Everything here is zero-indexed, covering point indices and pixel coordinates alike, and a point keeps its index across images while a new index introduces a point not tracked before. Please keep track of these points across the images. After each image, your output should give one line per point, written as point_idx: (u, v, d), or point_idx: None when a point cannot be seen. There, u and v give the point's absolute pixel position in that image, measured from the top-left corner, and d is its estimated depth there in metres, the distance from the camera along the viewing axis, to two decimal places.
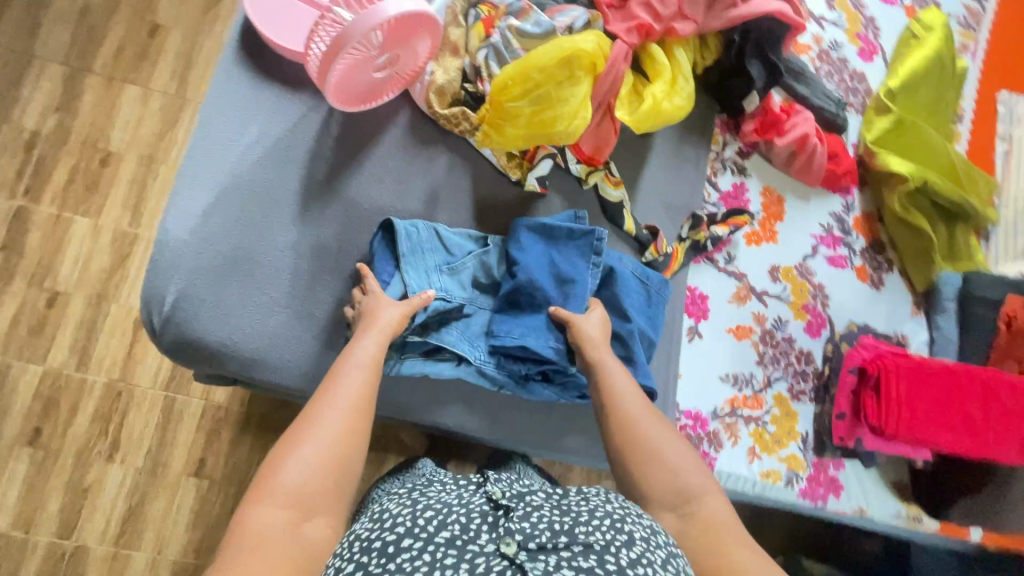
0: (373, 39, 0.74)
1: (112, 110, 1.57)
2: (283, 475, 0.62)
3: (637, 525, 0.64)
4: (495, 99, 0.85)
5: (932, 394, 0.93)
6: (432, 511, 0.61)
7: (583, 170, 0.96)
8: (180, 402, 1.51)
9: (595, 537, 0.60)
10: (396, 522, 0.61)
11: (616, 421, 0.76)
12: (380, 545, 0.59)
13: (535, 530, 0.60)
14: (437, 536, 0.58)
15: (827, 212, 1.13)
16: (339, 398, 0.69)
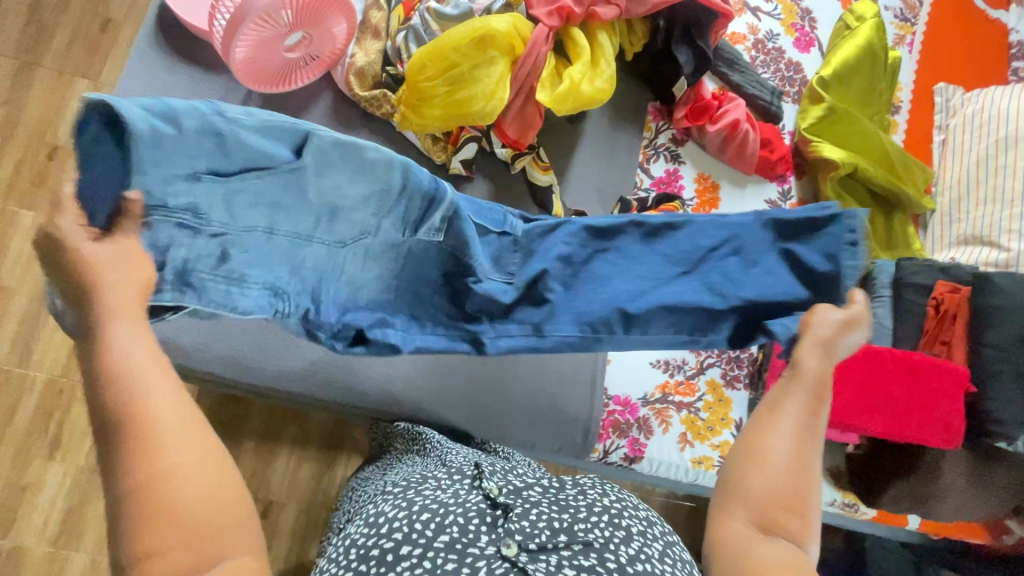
0: (281, 17, 0.74)
1: (62, 104, 1.56)
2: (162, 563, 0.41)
3: (633, 518, 0.62)
4: (411, 80, 0.84)
5: (854, 375, 0.93)
6: (427, 513, 0.57)
7: (509, 154, 0.95)
8: None
9: (594, 534, 0.58)
10: (392, 528, 0.56)
11: (766, 415, 0.58)
12: (378, 553, 0.55)
13: (536, 530, 0.57)
14: (436, 541, 0.54)
15: (764, 200, 1.14)
16: (167, 438, 0.43)
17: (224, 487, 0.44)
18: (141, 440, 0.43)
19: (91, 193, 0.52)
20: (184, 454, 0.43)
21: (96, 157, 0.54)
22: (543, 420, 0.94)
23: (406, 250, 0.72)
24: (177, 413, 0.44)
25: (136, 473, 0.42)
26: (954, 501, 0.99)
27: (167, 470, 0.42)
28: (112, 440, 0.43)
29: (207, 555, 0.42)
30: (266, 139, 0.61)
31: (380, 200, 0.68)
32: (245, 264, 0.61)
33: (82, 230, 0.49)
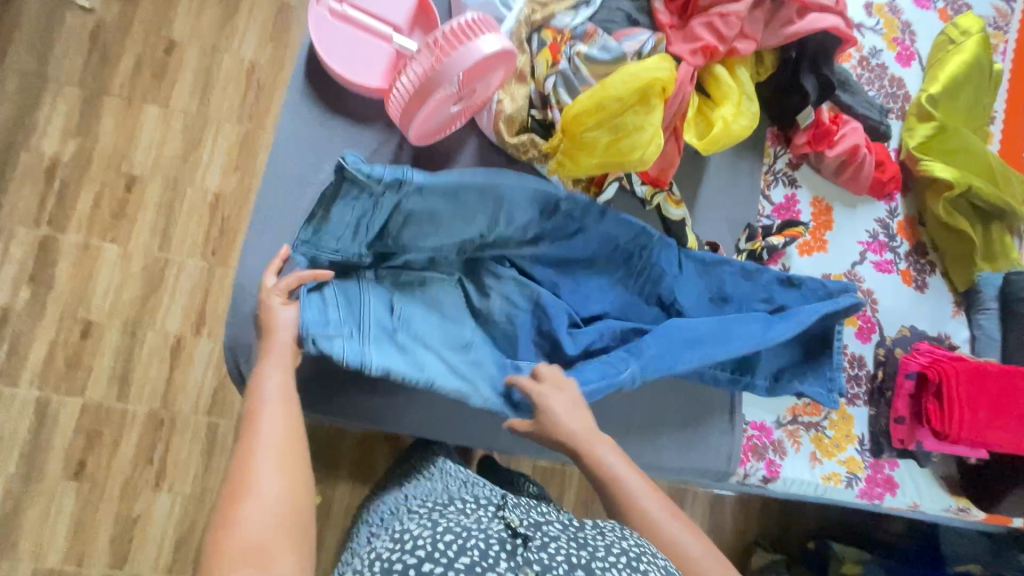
0: (452, 84, 0.74)
1: (134, 132, 1.54)
2: (234, 527, 0.56)
3: (652, 565, 0.65)
4: (571, 130, 0.85)
5: (991, 395, 0.98)
6: (452, 535, 0.64)
7: (648, 192, 0.97)
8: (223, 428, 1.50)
9: (611, 573, 0.62)
10: (417, 546, 0.63)
11: (614, 485, 0.76)
12: (403, 566, 0.61)
13: (552, 562, 0.62)
14: (457, 562, 0.60)
15: (874, 219, 1.16)
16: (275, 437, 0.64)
17: (296, 489, 0.61)
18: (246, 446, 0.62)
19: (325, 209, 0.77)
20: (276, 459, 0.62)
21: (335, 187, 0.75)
22: (690, 450, 0.99)
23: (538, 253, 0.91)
24: (276, 434, 0.64)
25: (241, 458, 0.61)
26: None
27: (259, 466, 0.60)
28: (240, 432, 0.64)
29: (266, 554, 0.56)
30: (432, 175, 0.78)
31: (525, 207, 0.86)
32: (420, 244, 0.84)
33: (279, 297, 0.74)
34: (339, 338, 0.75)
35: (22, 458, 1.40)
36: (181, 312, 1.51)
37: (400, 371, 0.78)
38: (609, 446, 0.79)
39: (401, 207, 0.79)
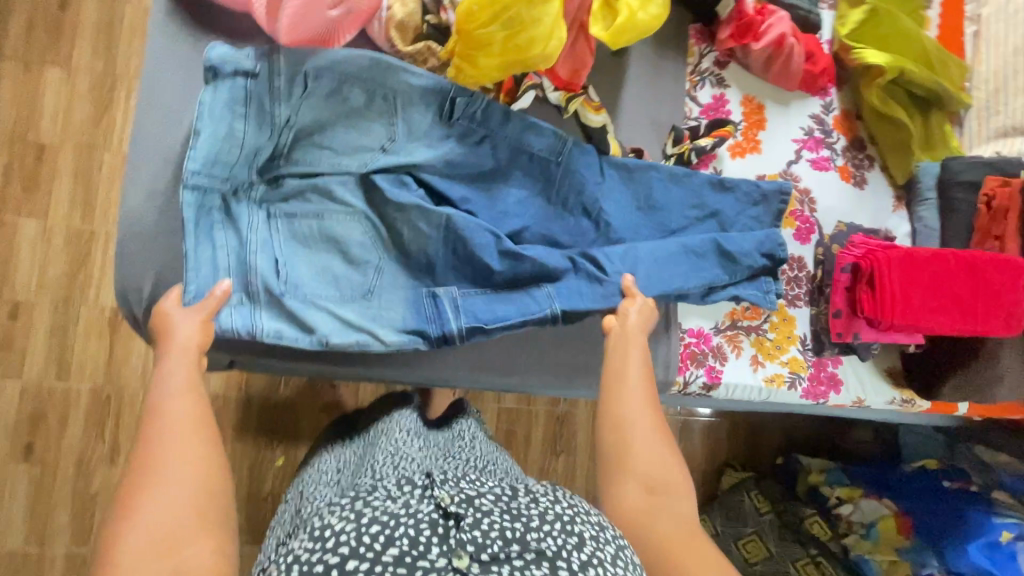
0: None
1: (37, 98, 1.44)
2: (136, 516, 0.51)
3: (585, 523, 0.60)
4: (463, 30, 0.79)
5: (923, 279, 0.95)
6: (377, 525, 0.56)
7: (562, 97, 0.92)
8: None
9: (546, 543, 0.56)
10: (338, 541, 0.55)
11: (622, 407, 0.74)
12: (324, 567, 0.53)
13: (487, 539, 0.56)
14: (385, 554, 0.54)
15: (808, 115, 1.12)
16: (170, 424, 0.58)
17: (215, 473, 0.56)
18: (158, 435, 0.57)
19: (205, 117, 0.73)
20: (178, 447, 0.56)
21: (210, 98, 0.73)
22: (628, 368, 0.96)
23: (447, 161, 0.85)
24: (178, 418, 0.59)
25: (139, 452, 0.56)
26: (1013, 385, 1.04)
27: (171, 461, 0.55)
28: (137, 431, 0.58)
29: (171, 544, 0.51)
30: (314, 68, 0.76)
31: (423, 105, 0.83)
32: (313, 157, 0.80)
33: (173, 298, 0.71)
34: (230, 306, 0.74)
35: None
36: None
37: (291, 331, 0.77)
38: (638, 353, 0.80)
39: (281, 118, 0.76)
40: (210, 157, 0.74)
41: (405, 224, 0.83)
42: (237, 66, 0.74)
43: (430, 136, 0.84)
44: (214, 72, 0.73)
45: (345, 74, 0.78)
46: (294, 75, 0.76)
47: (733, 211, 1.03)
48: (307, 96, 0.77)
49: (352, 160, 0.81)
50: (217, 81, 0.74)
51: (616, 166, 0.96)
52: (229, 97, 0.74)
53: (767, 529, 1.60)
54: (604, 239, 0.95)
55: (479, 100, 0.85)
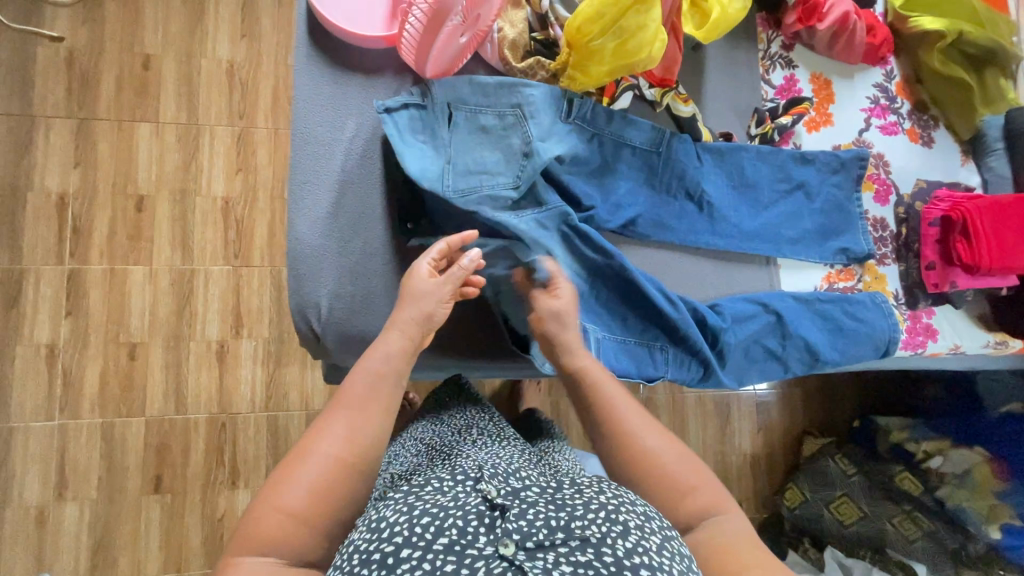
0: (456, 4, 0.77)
1: (131, 153, 1.54)
2: (285, 491, 0.63)
3: (631, 513, 0.62)
4: (578, 43, 0.87)
5: (1014, 223, 1.01)
6: (428, 517, 0.59)
7: (657, 93, 1.00)
8: (283, 419, 1.55)
9: (590, 530, 0.58)
10: (392, 533, 0.58)
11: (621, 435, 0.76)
12: (380, 557, 0.57)
13: (533, 528, 0.58)
14: (435, 543, 0.56)
15: (872, 85, 1.19)
16: (340, 405, 0.69)
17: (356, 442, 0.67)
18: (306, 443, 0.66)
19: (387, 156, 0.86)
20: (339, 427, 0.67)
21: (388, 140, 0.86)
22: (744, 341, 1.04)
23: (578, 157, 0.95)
24: (351, 402, 0.70)
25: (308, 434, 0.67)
26: None
27: (327, 425, 0.68)
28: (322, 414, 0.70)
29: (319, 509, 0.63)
30: (464, 99, 0.87)
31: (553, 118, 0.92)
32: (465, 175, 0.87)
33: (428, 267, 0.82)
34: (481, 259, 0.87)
35: (100, 483, 1.45)
36: (219, 317, 1.55)
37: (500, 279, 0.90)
38: (591, 367, 0.82)
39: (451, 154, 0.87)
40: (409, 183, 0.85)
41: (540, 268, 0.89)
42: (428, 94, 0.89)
43: (559, 134, 0.92)
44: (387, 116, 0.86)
45: (479, 106, 0.88)
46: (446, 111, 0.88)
47: (820, 180, 1.11)
48: (457, 128, 0.88)
49: (509, 183, 0.88)
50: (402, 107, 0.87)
51: (711, 151, 1.04)
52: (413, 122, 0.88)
53: (857, 490, 1.67)
54: (710, 217, 1.03)
55: (590, 103, 0.94)
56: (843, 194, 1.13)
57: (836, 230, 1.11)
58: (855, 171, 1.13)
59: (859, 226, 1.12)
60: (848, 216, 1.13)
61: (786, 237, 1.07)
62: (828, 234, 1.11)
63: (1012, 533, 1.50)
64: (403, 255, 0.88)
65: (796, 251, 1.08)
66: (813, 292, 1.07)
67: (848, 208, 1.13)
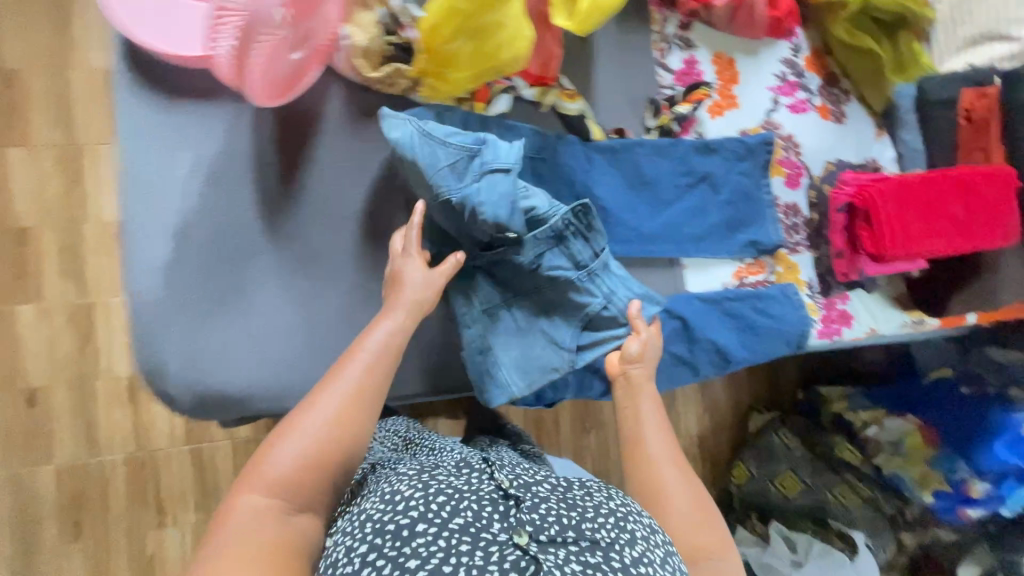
0: (276, 15, 0.68)
1: (4, 182, 1.41)
2: (271, 458, 0.65)
3: (638, 523, 0.65)
4: (431, 47, 0.78)
5: (918, 206, 0.97)
6: (444, 495, 0.60)
7: (538, 92, 0.92)
8: (207, 450, 1.48)
9: (600, 534, 0.61)
10: (409, 506, 0.59)
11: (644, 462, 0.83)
12: (394, 528, 0.58)
13: (545, 522, 0.60)
14: (451, 522, 0.58)
15: (779, 61, 1.12)
16: (321, 393, 0.69)
17: (345, 423, 0.68)
18: (286, 425, 0.67)
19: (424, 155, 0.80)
20: (316, 417, 0.68)
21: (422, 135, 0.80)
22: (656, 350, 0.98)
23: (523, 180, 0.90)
24: (348, 384, 0.70)
25: (292, 412, 0.69)
26: (1013, 289, 1.07)
27: (314, 398, 0.69)
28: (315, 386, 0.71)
29: (304, 489, 0.65)
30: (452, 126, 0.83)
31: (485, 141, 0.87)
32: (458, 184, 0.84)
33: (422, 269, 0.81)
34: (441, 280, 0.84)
35: (16, 536, 1.38)
36: (125, 351, 1.45)
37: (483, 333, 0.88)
38: (646, 405, 0.89)
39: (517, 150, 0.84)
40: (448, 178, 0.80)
41: (594, 302, 0.90)
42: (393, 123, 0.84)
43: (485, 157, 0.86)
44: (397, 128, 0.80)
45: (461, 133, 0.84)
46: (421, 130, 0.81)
47: (727, 172, 1.05)
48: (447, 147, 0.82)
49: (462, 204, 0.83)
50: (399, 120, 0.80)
51: (605, 152, 0.97)
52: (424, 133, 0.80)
53: (800, 464, 1.67)
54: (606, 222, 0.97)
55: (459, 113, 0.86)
56: (755, 183, 1.07)
57: (747, 221, 1.06)
58: (764, 156, 1.07)
59: (767, 215, 1.07)
60: (760, 205, 1.07)
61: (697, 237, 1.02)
62: (738, 226, 1.06)
63: (942, 499, 1.49)
64: (263, 297, 0.81)
65: (707, 249, 1.03)
66: (721, 290, 1.03)
67: (759, 196, 1.07)
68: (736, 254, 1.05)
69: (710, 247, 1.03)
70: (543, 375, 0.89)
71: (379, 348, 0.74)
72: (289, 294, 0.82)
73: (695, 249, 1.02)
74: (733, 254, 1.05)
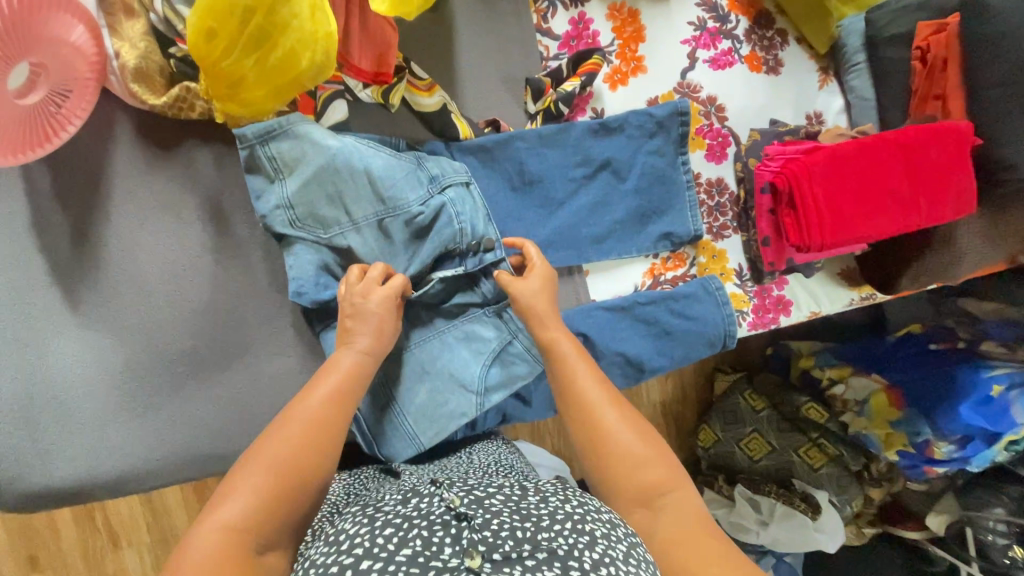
0: None
1: None
2: (212, 512, 0.52)
3: (596, 519, 0.50)
4: (208, 64, 0.62)
5: (851, 181, 0.82)
6: (391, 526, 0.47)
7: (378, 93, 0.76)
8: (159, 496, 1.32)
9: (557, 541, 0.46)
10: (353, 543, 0.46)
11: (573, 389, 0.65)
12: (338, 570, 0.44)
13: (498, 539, 0.46)
14: (398, 555, 0.44)
15: (694, 5, 0.93)
16: (295, 418, 0.59)
17: (302, 461, 0.56)
18: (239, 470, 0.55)
19: (307, 190, 0.71)
20: (278, 449, 0.56)
21: (298, 148, 0.69)
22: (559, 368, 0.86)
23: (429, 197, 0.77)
24: (303, 421, 0.59)
25: (257, 444, 0.57)
26: (974, 259, 0.92)
27: (262, 443, 0.57)
28: (277, 420, 0.59)
29: (234, 555, 0.50)
30: (353, 141, 0.73)
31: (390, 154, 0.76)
32: (339, 211, 0.73)
33: (365, 284, 0.69)
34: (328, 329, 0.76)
35: None
36: None
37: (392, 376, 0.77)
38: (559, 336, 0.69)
39: (430, 173, 0.76)
40: (325, 215, 0.72)
41: (497, 338, 0.79)
42: (251, 151, 0.69)
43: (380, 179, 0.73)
44: (280, 135, 0.69)
45: (368, 147, 0.74)
46: (310, 146, 0.70)
47: (631, 157, 0.88)
48: (333, 170, 0.71)
49: (350, 233, 0.73)
50: (303, 141, 0.70)
51: (477, 154, 0.82)
52: (331, 156, 0.70)
53: (766, 425, 1.51)
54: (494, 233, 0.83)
55: (285, 135, 0.69)
56: (672, 164, 0.90)
57: (661, 211, 0.91)
58: (678, 131, 0.90)
59: (685, 200, 0.91)
60: (676, 190, 0.91)
61: (598, 236, 0.88)
62: (649, 218, 0.90)
63: (906, 458, 1.37)
64: (75, 381, 0.70)
65: (612, 249, 0.89)
66: (632, 294, 0.90)
67: (674, 178, 0.91)
68: (647, 250, 0.91)
69: (614, 248, 0.89)
70: (456, 422, 0.77)
71: (337, 383, 0.62)
72: (107, 369, 0.71)
73: (596, 253, 0.88)
74: (644, 249, 0.91)
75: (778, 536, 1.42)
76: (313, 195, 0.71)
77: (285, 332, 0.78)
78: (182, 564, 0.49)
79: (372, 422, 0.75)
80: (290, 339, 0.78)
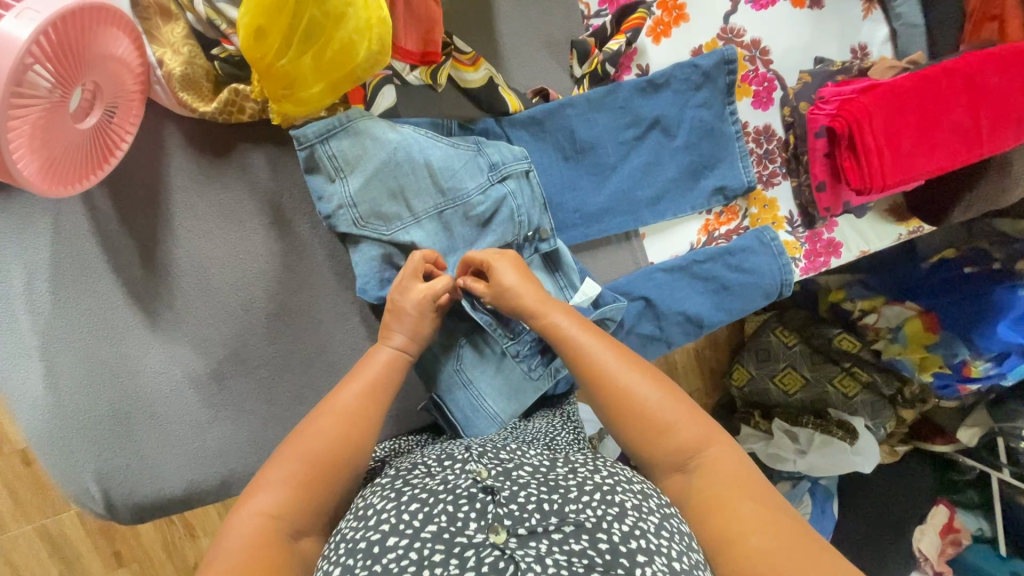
0: (38, 79, 0.50)
1: None
2: (249, 501, 0.52)
3: (627, 491, 0.49)
4: (265, 65, 0.60)
5: (911, 117, 0.81)
6: (417, 502, 0.45)
7: (426, 74, 0.73)
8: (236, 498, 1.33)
9: (584, 514, 0.45)
10: (379, 519, 0.45)
11: (584, 363, 0.62)
12: (364, 545, 0.43)
13: (524, 512, 0.44)
14: (423, 531, 0.43)
15: None
16: (332, 410, 0.59)
17: (338, 445, 0.57)
18: (274, 462, 0.56)
19: (370, 188, 0.70)
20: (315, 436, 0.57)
21: (355, 142, 0.68)
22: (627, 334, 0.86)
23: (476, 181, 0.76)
24: (340, 411, 0.59)
25: (296, 434, 0.58)
26: None
27: (297, 435, 0.58)
28: (313, 412, 0.60)
29: (272, 538, 0.50)
30: (406, 129, 0.72)
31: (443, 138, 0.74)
32: (400, 205, 0.72)
33: (420, 286, 0.68)
34: None
35: None
36: None
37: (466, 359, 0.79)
38: (562, 319, 0.65)
39: (491, 159, 0.75)
40: (383, 209, 0.71)
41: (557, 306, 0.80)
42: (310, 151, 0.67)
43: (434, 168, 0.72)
44: (335, 132, 0.67)
45: (423, 137, 0.73)
46: (365, 138, 0.69)
47: (678, 114, 0.86)
48: (389, 162, 0.70)
49: (412, 226, 0.73)
50: (363, 138, 0.69)
51: (532, 124, 0.80)
52: (391, 151, 0.70)
53: (798, 359, 1.51)
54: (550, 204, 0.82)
55: (344, 135, 0.68)
56: (719, 115, 0.88)
57: (711, 166, 0.89)
58: (723, 81, 0.87)
59: (735, 152, 0.89)
60: (727, 143, 0.89)
61: (654, 198, 0.87)
62: (701, 174, 0.89)
63: (940, 378, 1.40)
64: (170, 395, 0.71)
65: (665, 210, 0.88)
66: (688, 254, 0.90)
67: (723, 128, 0.89)
68: (699, 208, 0.90)
69: (669, 209, 0.88)
70: (531, 395, 0.80)
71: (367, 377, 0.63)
72: (195, 383, 0.72)
73: (652, 215, 0.87)
74: (696, 207, 0.90)
75: (817, 462, 1.44)
76: (374, 193, 0.70)
77: (358, 328, 0.78)
78: (223, 549, 0.49)
79: (454, 407, 0.76)
80: (363, 336, 0.78)
